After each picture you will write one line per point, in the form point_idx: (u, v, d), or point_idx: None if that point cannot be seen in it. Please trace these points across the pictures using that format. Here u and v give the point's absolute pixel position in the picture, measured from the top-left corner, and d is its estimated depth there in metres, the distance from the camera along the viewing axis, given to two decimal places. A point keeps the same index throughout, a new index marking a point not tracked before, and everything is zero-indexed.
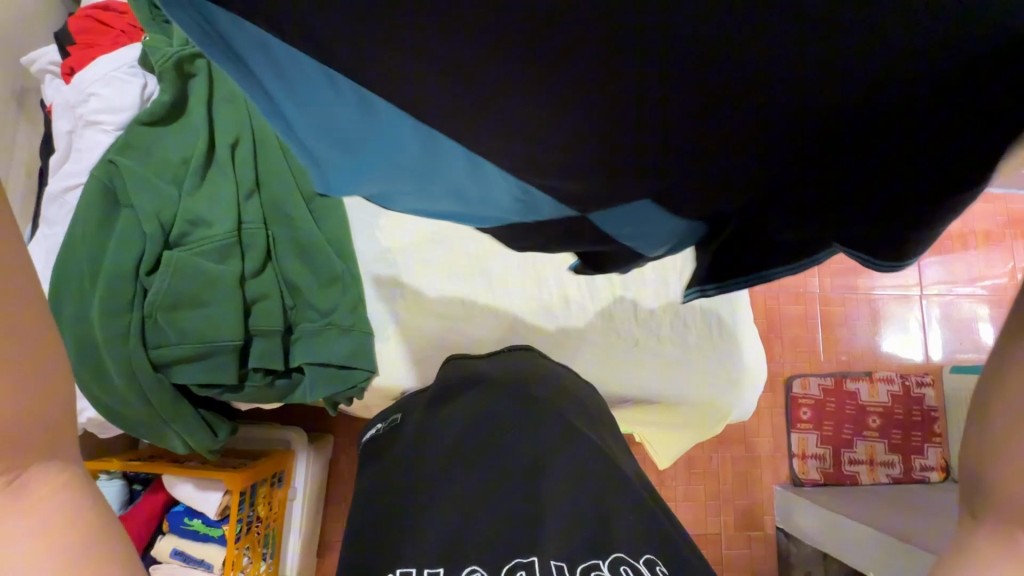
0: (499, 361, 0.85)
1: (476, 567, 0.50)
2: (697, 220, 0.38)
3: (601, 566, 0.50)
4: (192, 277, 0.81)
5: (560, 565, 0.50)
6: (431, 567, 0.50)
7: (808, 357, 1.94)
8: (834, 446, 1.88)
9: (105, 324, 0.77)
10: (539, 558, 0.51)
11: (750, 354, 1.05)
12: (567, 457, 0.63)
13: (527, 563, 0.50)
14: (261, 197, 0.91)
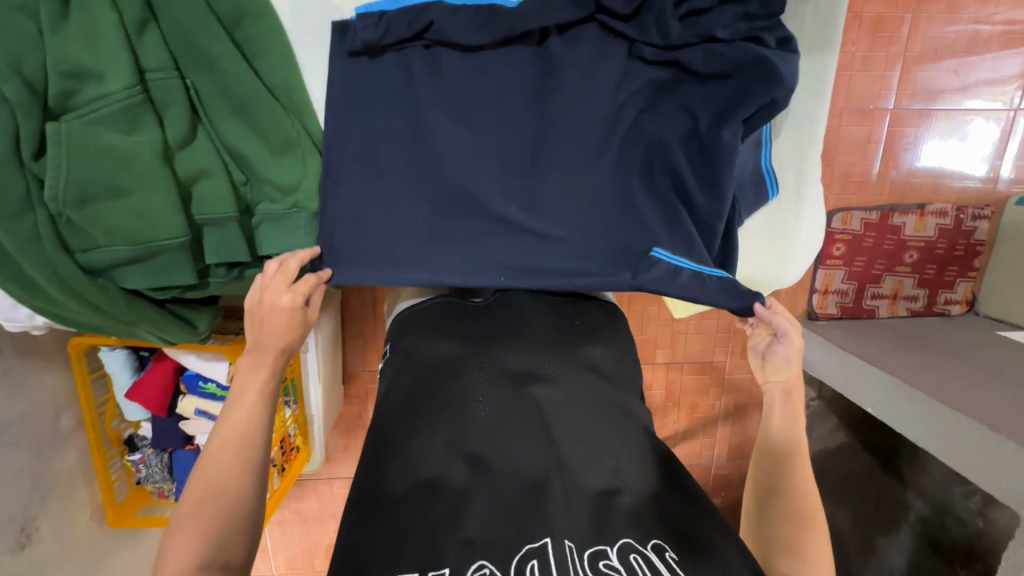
0: (507, 341, 0.77)
1: (484, 563, 0.57)
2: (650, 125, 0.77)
3: (606, 552, 0.61)
4: (98, 159, 0.63)
5: (569, 546, 0.60)
6: (437, 568, 0.57)
7: (858, 188, 1.72)
8: (861, 281, 1.78)
9: (6, 230, 0.61)
10: (550, 541, 0.59)
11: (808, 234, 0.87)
12: (573, 417, 0.71)
13: (537, 550, 0.59)
14: (162, 28, 0.65)
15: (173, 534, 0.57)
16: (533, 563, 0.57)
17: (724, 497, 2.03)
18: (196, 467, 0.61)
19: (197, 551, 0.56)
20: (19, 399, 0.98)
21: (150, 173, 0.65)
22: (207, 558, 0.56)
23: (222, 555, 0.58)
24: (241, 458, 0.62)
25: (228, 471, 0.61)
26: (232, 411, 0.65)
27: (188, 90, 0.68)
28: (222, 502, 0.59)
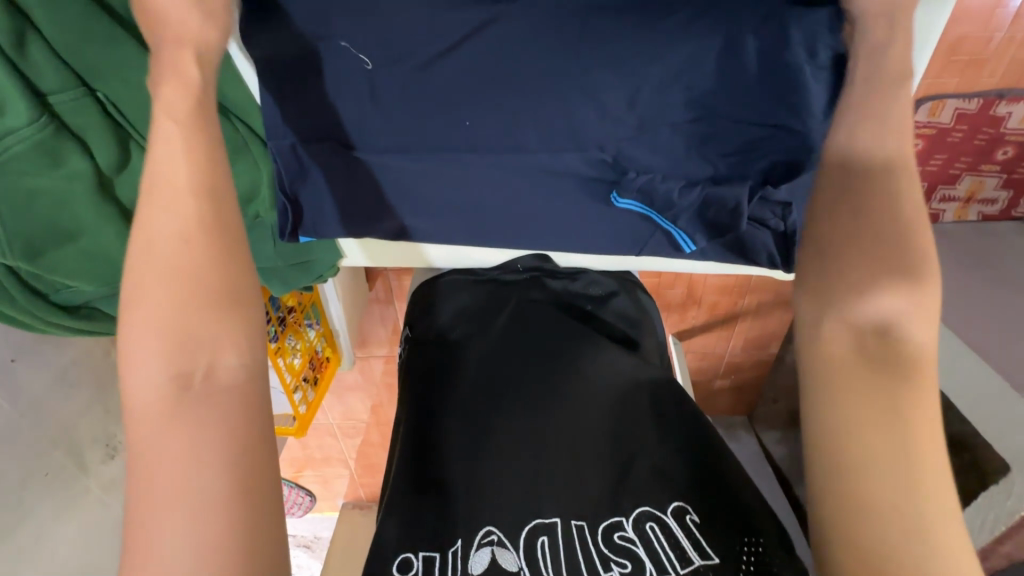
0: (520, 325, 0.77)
1: (492, 529, 0.60)
2: (676, 100, 0.61)
3: (624, 523, 0.60)
4: (32, 206, 0.57)
5: (580, 525, 0.60)
6: (453, 545, 0.59)
7: (964, 68, 1.33)
8: (931, 181, 1.50)
9: None
10: (559, 521, 0.60)
11: None
12: (582, 400, 0.70)
13: (545, 527, 0.60)
14: (44, 34, 0.53)
15: (134, 339, 0.45)
16: (542, 541, 0.59)
17: (733, 378, 2.14)
18: (133, 269, 0.47)
19: (161, 354, 0.45)
20: (66, 350, 1.08)
21: (94, 211, 0.60)
22: (185, 366, 0.45)
23: (201, 357, 0.45)
24: (200, 243, 0.48)
25: (180, 259, 0.47)
26: (160, 201, 0.48)
27: (104, 105, 0.58)
28: (179, 294, 0.46)
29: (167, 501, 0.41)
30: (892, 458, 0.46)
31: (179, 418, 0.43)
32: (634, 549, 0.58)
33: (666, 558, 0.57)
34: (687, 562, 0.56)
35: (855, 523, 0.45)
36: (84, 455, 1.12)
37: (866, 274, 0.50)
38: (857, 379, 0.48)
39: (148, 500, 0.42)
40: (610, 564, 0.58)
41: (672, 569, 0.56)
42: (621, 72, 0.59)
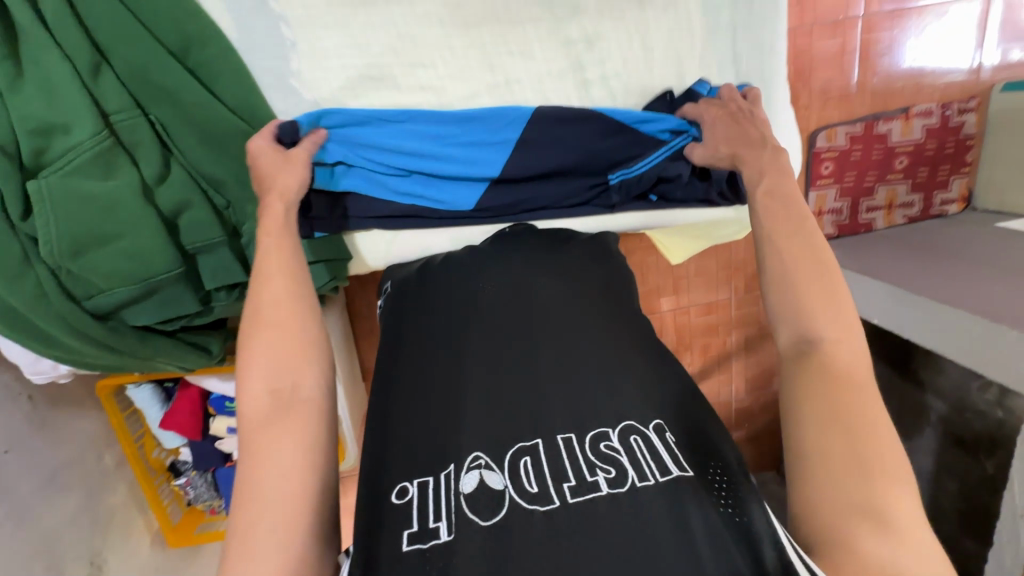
0: (503, 265, 0.72)
1: (479, 453, 0.52)
2: (614, 71, 0.79)
3: (611, 434, 0.53)
4: (82, 206, 0.64)
5: (567, 438, 0.53)
6: (442, 470, 0.51)
7: (838, 103, 1.64)
8: (854, 196, 1.73)
9: (9, 290, 0.64)
10: (543, 440, 0.52)
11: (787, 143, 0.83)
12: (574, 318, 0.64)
13: (531, 448, 0.52)
14: (115, 69, 0.67)
15: (245, 367, 0.57)
16: (525, 461, 0.51)
17: (747, 428, 2.07)
18: (248, 316, 0.60)
19: (266, 377, 0.56)
20: (59, 448, 1.02)
21: (136, 213, 0.67)
22: (279, 383, 0.56)
23: (289, 378, 0.56)
24: (288, 291, 0.62)
25: (277, 304, 0.61)
26: (263, 271, 0.63)
27: (153, 125, 0.70)
28: (284, 335, 0.59)
29: (264, 485, 0.50)
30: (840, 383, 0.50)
31: (280, 419, 0.54)
32: (618, 457, 0.51)
33: (649, 468, 0.49)
34: (666, 472, 0.49)
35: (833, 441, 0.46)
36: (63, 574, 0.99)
37: (796, 250, 0.59)
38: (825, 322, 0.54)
39: (252, 486, 0.50)
40: (596, 469, 0.50)
41: (652, 476, 0.49)
42: (569, 57, 0.77)
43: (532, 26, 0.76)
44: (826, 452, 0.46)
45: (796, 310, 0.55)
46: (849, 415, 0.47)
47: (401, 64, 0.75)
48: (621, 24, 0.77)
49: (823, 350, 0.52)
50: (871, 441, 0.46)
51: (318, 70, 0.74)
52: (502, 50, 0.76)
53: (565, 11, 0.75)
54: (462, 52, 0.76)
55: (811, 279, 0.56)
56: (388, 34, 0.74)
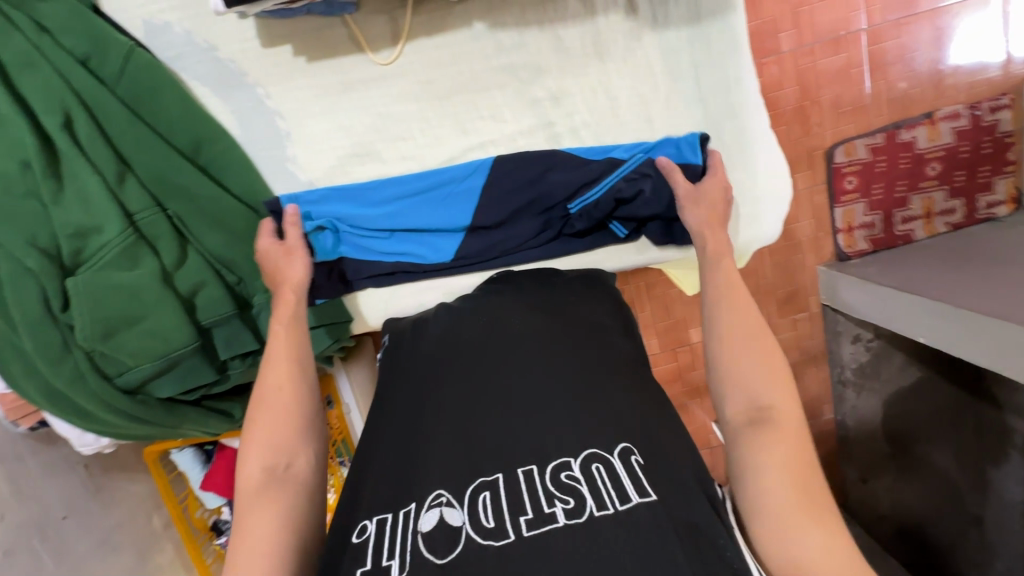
0: (491, 309, 0.70)
1: (442, 491, 0.48)
2: (582, 121, 0.83)
3: (574, 464, 0.48)
4: (110, 295, 0.73)
5: (528, 471, 0.48)
6: (403, 507, 0.48)
7: (853, 115, 1.56)
8: (886, 208, 1.63)
9: (53, 374, 0.73)
10: (504, 474, 0.48)
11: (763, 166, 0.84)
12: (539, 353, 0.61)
13: (492, 482, 0.48)
14: (138, 175, 0.77)
15: (244, 444, 0.58)
16: (484, 496, 0.47)
17: None
18: (254, 393, 0.61)
19: (261, 455, 0.57)
20: (111, 511, 1.11)
21: (156, 297, 0.75)
22: (272, 462, 0.56)
23: (283, 456, 0.57)
24: (293, 372, 0.63)
25: (282, 385, 0.62)
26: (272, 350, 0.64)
27: (171, 218, 0.79)
28: (281, 412, 0.60)
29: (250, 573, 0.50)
30: (784, 438, 0.55)
31: (270, 497, 0.54)
32: (579, 488, 0.46)
33: (608, 496, 0.45)
34: (626, 500, 0.44)
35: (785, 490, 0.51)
36: None
37: (737, 312, 0.65)
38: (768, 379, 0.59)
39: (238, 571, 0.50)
40: (553, 500, 0.46)
41: (611, 505, 0.44)
42: (536, 112, 0.82)
43: (499, 88, 0.81)
44: (791, 517, 0.50)
45: (748, 380, 0.59)
46: (798, 477, 0.52)
47: (383, 140, 0.83)
48: (583, 76, 0.81)
49: (771, 417, 0.56)
50: (814, 498, 0.51)
51: (312, 154, 0.83)
52: (473, 113, 0.82)
53: (529, 70, 0.80)
54: (438, 121, 0.82)
55: (751, 348, 0.61)
56: (369, 113, 0.82)
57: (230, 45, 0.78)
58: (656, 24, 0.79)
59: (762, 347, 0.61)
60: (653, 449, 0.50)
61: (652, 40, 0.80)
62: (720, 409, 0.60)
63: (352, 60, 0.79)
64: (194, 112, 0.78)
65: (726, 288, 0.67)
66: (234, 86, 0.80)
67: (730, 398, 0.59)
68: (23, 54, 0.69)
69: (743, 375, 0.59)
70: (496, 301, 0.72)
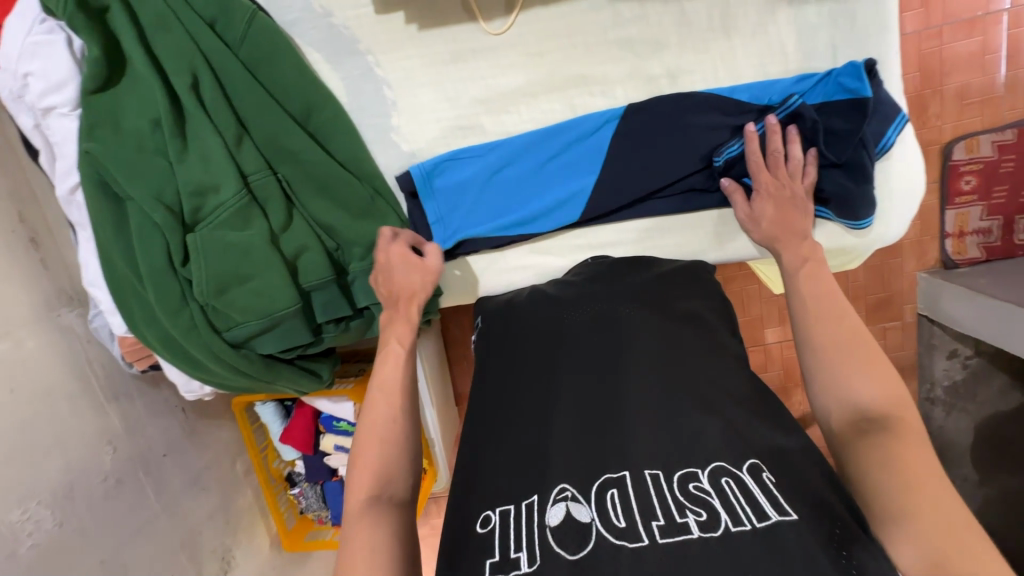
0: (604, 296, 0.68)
1: (566, 486, 0.49)
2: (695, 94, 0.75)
3: (700, 475, 0.48)
4: (225, 253, 0.77)
5: (655, 475, 0.48)
6: (526, 498, 0.50)
7: (981, 108, 1.40)
8: (1008, 213, 1.45)
9: (172, 323, 0.78)
10: (630, 473, 0.49)
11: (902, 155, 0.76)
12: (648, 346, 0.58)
13: (619, 479, 0.49)
14: (253, 138, 0.79)
15: (353, 466, 0.60)
16: (612, 494, 0.48)
17: None
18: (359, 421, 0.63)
19: (370, 478, 0.58)
20: (202, 454, 1.19)
21: (265, 258, 0.78)
22: (377, 487, 0.58)
23: (388, 481, 0.59)
24: (398, 397, 0.65)
25: (384, 419, 0.63)
26: (378, 379, 0.66)
27: (279, 182, 0.81)
28: (385, 439, 0.61)
29: None
30: (896, 438, 0.49)
31: (371, 524, 0.55)
32: (709, 500, 0.46)
33: (743, 511, 0.44)
34: (764, 517, 0.43)
35: (909, 504, 0.45)
36: (202, 566, 1.14)
37: (831, 306, 0.60)
38: (874, 372, 0.54)
39: None
40: (685, 510, 0.45)
41: (748, 521, 0.43)
42: (650, 92, 0.77)
43: (614, 65, 0.77)
44: (926, 519, 0.44)
45: (845, 381, 0.54)
46: (924, 483, 0.46)
47: (487, 109, 0.81)
48: (704, 56, 0.75)
49: (883, 418, 0.51)
50: (957, 531, 0.43)
51: (417, 123, 0.83)
52: (582, 91, 0.79)
53: (647, 46, 0.76)
54: (546, 96, 0.79)
55: (856, 355, 0.55)
56: (478, 85, 0.80)
57: (345, 11, 0.79)
58: None
59: (862, 340, 0.57)
60: (781, 467, 0.49)
61: (787, 16, 0.73)
62: (821, 417, 0.55)
63: (463, 30, 0.78)
64: (308, 78, 0.79)
65: (813, 284, 0.63)
66: (345, 52, 0.80)
67: (830, 403, 0.54)
68: (159, 16, 0.72)
69: (839, 370, 0.55)
70: (602, 290, 0.69)
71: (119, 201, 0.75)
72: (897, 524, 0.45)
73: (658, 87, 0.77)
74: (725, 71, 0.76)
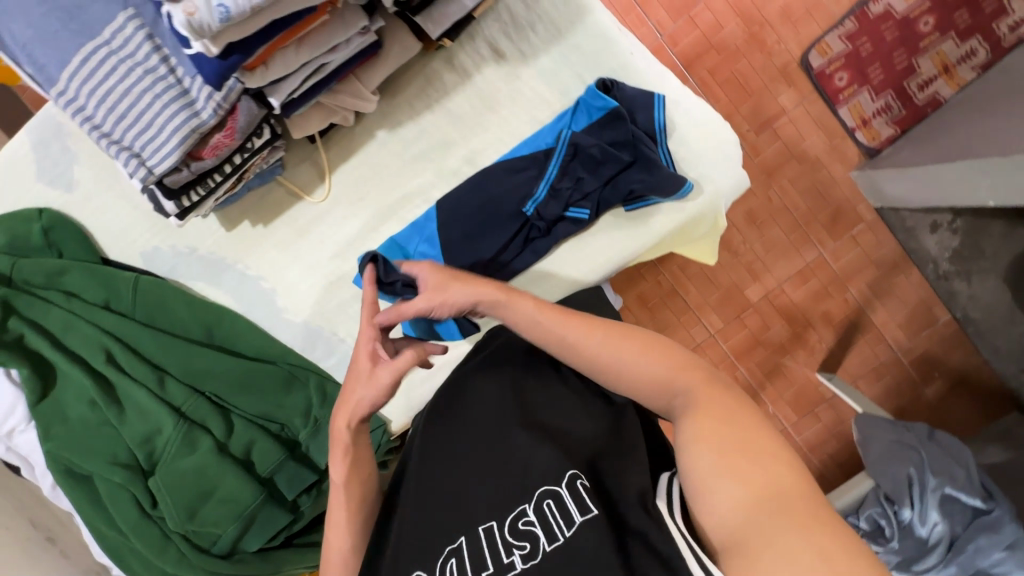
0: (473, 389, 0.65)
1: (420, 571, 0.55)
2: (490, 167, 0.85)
3: (528, 510, 0.55)
4: (183, 481, 0.86)
5: (488, 527, 0.55)
6: None
7: (812, 14, 1.43)
8: (895, 84, 1.43)
9: (165, 562, 0.85)
10: (465, 536, 0.55)
11: (691, 114, 0.84)
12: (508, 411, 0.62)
13: (456, 546, 0.55)
14: (174, 373, 0.90)
15: None
16: (452, 562, 0.54)
17: (941, 380, 1.48)
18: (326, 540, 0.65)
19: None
20: None
21: (218, 468, 0.87)
22: None
23: None
24: (353, 517, 0.64)
25: (343, 538, 0.64)
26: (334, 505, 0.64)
27: (210, 397, 0.91)
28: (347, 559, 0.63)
29: None
30: (690, 412, 0.52)
31: None
32: (534, 530, 0.53)
33: (558, 527, 0.53)
34: (572, 525, 0.52)
35: (716, 476, 0.48)
36: None
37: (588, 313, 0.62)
38: (647, 357, 0.57)
39: None
40: (511, 549, 0.53)
41: (560, 535, 0.52)
42: (457, 182, 0.87)
43: (421, 178, 0.88)
44: (732, 486, 0.48)
45: (636, 376, 0.57)
46: (722, 449, 0.49)
47: (345, 256, 0.92)
48: (485, 134, 0.86)
49: (678, 400, 0.54)
50: (751, 464, 0.48)
51: (297, 294, 0.94)
52: (407, 209, 0.89)
53: (438, 151, 0.87)
54: (381, 225, 0.90)
55: (629, 348, 0.58)
56: (330, 242, 0.91)
57: (206, 241, 0.93)
58: (527, 57, 0.83)
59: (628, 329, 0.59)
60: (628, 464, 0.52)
61: (531, 73, 0.84)
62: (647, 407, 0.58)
63: (298, 208, 0.91)
64: (199, 305, 0.92)
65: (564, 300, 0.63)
66: (221, 270, 0.94)
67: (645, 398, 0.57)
68: (65, 320, 0.87)
69: (626, 369, 0.57)
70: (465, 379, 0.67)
71: (87, 479, 0.86)
72: (710, 500, 0.49)
73: (462, 175, 0.87)
74: (507, 137, 0.86)
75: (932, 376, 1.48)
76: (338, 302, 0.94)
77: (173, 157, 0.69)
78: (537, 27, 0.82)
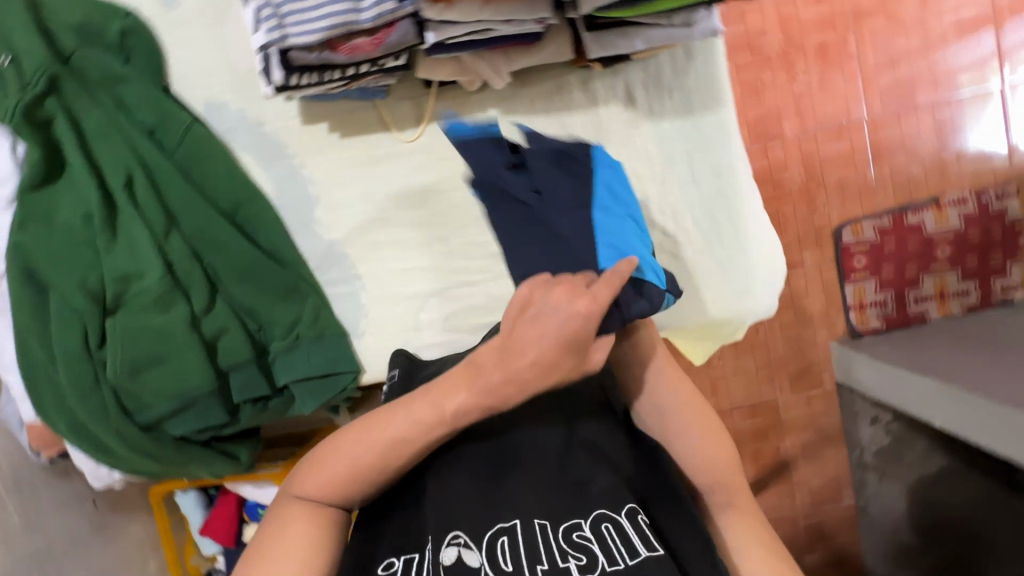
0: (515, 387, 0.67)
1: (459, 532, 0.53)
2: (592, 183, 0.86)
3: (583, 524, 0.54)
4: (142, 336, 0.80)
5: (542, 523, 0.54)
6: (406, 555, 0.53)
7: (859, 198, 1.55)
8: (897, 287, 1.57)
9: (82, 406, 0.79)
10: (520, 522, 0.54)
11: (760, 232, 0.90)
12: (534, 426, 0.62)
13: (509, 527, 0.53)
14: (182, 229, 0.86)
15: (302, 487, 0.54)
16: (502, 541, 0.52)
17: (822, 552, 1.59)
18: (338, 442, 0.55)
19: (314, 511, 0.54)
20: (110, 547, 1.12)
21: (183, 339, 0.82)
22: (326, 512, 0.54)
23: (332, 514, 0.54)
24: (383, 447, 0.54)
25: (361, 458, 0.54)
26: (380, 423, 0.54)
27: (205, 268, 0.87)
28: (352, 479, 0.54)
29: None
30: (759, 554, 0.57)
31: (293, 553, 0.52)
32: (590, 545, 0.52)
33: (619, 551, 0.51)
34: (635, 554, 0.50)
35: None
36: None
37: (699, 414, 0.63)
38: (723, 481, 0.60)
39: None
40: (567, 555, 0.51)
41: (623, 560, 0.50)
42: None
43: None
44: None
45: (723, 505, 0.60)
46: None
47: (402, 202, 0.91)
48: None
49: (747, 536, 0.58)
50: None
51: (337, 212, 0.92)
52: None
53: None
54: (448, 191, 0.91)
55: (722, 471, 0.61)
56: (394, 182, 0.90)
57: (276, 121, 0.90)
58: (653, 114, 0.88)
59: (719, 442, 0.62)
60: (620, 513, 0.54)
61: (649, 128, 0.88)
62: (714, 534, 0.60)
63: (381, 137, 0.90)
64: (239, 177, 0.88)
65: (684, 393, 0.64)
66: (276, 155, 0.91)
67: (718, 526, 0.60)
68: (103, 126, 0.82)
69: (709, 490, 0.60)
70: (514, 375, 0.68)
71: (41, 288, 0.79)
72: None
73: None
74: None
75: (816, 545, 1.59)
76: (372, 242, 0.93)
77: (317, 35, 0.68)
78: (674, 95, 0.87)
